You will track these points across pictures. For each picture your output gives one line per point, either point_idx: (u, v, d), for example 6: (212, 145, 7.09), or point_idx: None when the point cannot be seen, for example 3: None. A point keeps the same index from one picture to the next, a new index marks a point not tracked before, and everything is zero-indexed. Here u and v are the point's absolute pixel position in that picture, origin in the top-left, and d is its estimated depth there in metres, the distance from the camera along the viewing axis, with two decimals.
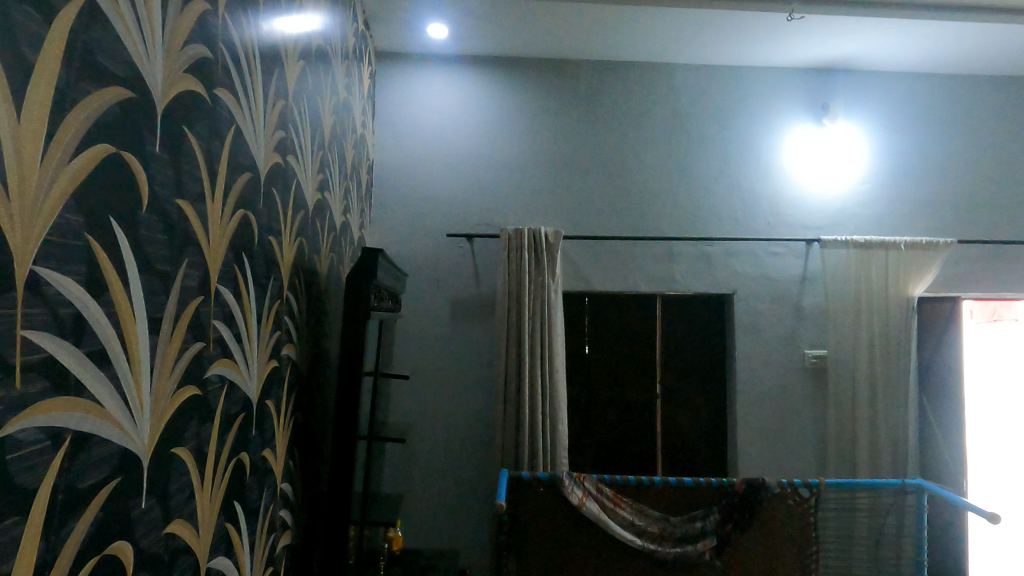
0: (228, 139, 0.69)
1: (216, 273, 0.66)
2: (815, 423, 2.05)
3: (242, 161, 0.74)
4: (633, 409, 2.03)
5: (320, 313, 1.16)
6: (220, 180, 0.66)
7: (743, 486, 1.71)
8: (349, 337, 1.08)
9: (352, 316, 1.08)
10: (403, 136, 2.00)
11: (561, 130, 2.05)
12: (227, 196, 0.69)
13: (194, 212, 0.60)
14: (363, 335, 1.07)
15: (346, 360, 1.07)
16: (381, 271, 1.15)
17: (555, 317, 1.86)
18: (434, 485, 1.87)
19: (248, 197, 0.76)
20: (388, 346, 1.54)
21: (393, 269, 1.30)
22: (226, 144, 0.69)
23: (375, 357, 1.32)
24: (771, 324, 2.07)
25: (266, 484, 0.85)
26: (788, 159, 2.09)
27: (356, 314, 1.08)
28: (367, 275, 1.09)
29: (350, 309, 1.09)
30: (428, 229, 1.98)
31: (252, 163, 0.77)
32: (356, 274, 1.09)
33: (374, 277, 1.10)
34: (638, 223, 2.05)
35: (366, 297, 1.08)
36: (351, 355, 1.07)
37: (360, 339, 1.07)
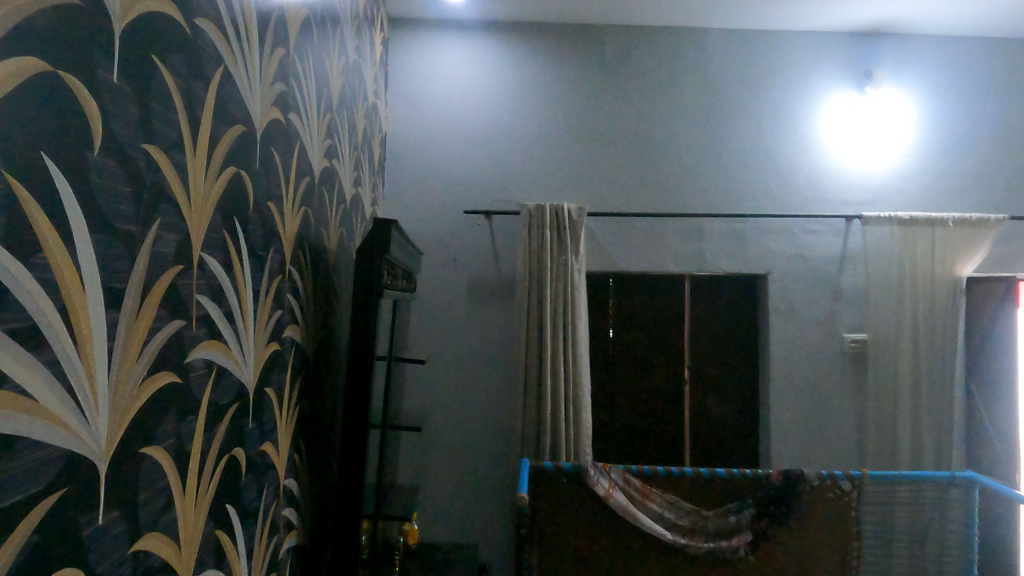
0: (212, 82, 0.59)
1: (197, 240, 0.57)
2: (853, 411, 1.94)
3: (229, 110, 0.64)
4: (660, 396, 1.94)
5: (329, 292, 1.06)
6: (200, 129, 0.57)
7: (780, 478, 1.59)
8: (358, 317, 0.97)
9: (363, 296, 0.97)
10: (418, 108, 1.89)
11: (585, 100, 1.93)
12: (211, 150, 0.60)
13: (166, 162, 0.51)
14: (375, 317, 0.97)
15: (356, 341, 0.97)
16: (395, 247, 1.04)
17: (579, 297, 1.76)
18: (453, 474, 1.78)
19: (239, 151, 0.67)
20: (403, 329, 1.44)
21: (406, 245, 1.19)
22: (210, 86, 0.59)
23: (387, 340, 1.22)
24: (807, 306, 1.95)
25: (267, 482, 0.76)
26: (827, 131, 1.96)
27: (365, 292, 0.97)
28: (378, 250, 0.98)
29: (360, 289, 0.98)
30: (444, 206, 1.88)
31: (243, 113, 0.68)
32: (364, 248, 0.98)
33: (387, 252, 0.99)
34: (667, 199, 1.93)
35: (379, 272, 0.97)
36: (362, 337, 0.97)
37: (371, 322, 0.97)
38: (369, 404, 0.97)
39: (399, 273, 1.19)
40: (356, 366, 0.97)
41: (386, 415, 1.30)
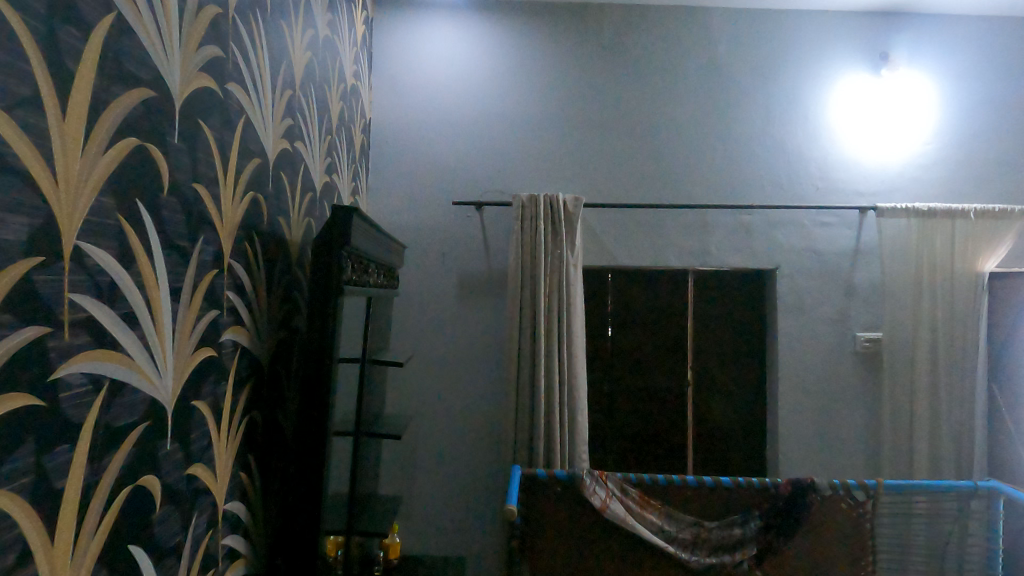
0: (92, 30, 0.49)
1: (69, 225, 0.46)
2: (866, 415, 1.83)
3: (125, 69, 0.53)
4: (661, 398, 1.84)
5: (289, 289, 0.95)
6: (71, 87, 0.46)
7: (788, 489, 1.50)
8: (316, 315, 0.86)
9: (322, 293, 0.86)
10: (404, 92, 1.78)
11: (581, 85, 1.82)
12: (95, 114, 0.49)
13: (7, 122, 0.40)
14: (335, 316, 0.86)
15: (314, 342, 0.86)
16: (360, 237, 0.93)
17: (575, 294, 1.65)
18: (441, 482, 1.68)
19: (142, 120, 0.55)
20: (382, 329, 1.34)
21: (377, 235, 1.08)
22: (90, 37, 0.48)
23: (358, 340, 1.11)
24: (818, 304, 1.84)
25: (198, 512, 0.65)
26: (839, 117, 1.85)
27: (324, 288, 0.86)
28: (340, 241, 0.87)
29: (319, 285, 0.87)
30: (433, 197, 1.77)
31: (149, 75, 0.56)
32: (322, 238, 0.87)
33: (349, 243, 0.88)
34: (668, 190, 1.82)
35: (339, 265, 0.86)
36: (320, 338, 0.86)
37: (331, 321, 0.86)
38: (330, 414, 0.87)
39: (370, 267, 1.08)
40: (315, 372, 0.86)
41: (360, 422, 1.20)
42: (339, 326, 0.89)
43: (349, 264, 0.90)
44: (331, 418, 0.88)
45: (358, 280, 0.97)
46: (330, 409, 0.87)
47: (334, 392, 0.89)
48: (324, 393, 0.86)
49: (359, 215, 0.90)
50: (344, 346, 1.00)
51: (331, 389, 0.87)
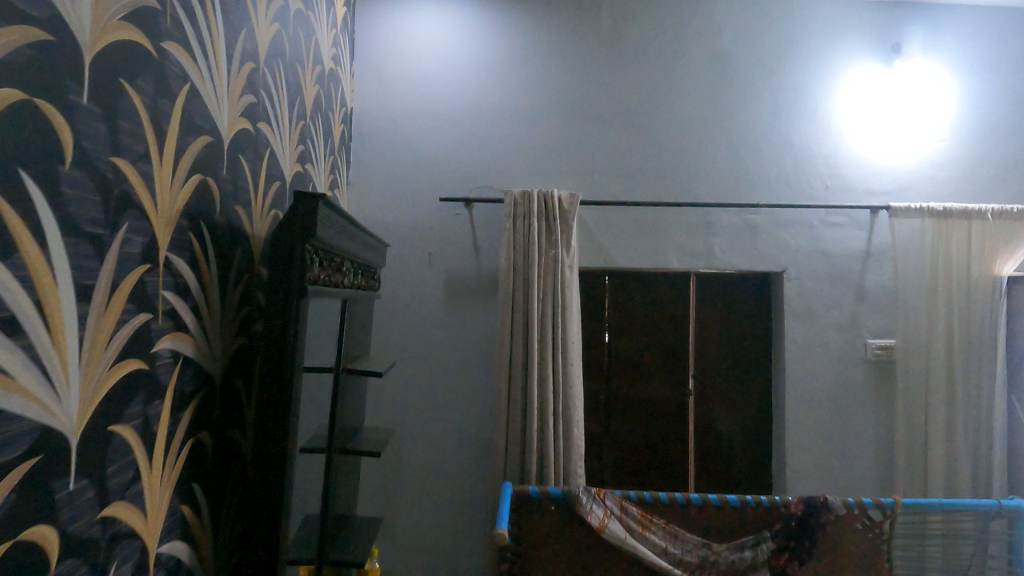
0: None
1: None
2: (877, 427, 1.73)
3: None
4: (662, 409, 1.73)
5: (247, 288, 0.83)
6: None
7: (800, 508, 1.40)
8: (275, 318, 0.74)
9: (282, 293, 0.74)
10: (388, 80, 1.67)
11: (578, 75, 1.71)
12: None
13: None
14: (297, 319, 0.74)
15: (272, 348, 0.74)
16: (328, 229, 0.81)
17: (571, 297, 1.54)
18: (425, 499, 1.56)
19: (33, 70, 0.42)
20: (359, 335, 1.22)
21: (352, 230, 0.97)
22: None
23: (329, 348, 0.99)
24: (828, 309, 1.73)
25: (118, 563, 0.53)
26: (849, 111, 1.75)
27: (285, 288, 0.74)
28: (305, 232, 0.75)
29: (280, 284, 0.75)
30: (418, 193, 1.65)
31: (43, 10, 0.43)
32: (282, 229, 0.76)
33: (316, 235, 0.76)
34: (670, 187, 1.71)
35: (302, 260, 0.74)
36: (280, 345, 0.74)
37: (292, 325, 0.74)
38: (291, 433, 0.75)
39: (343, 266, 0.96)
40: (273, 384, 0.74)
41: (332, 439, 1.08)
42: (304, 330, 0.77)
43: (316, 260, 0.79)
44: (294, 437, 0.76)
45: (327, 280, 0.85)
46: (291, 426, 0.75)
47: (297, 408, 0.77)
48: (284, 408, 0.74)
49: (326, 204, 0.78)
50: (311, 355, 0.88)
51: (292, 404, 0.75)
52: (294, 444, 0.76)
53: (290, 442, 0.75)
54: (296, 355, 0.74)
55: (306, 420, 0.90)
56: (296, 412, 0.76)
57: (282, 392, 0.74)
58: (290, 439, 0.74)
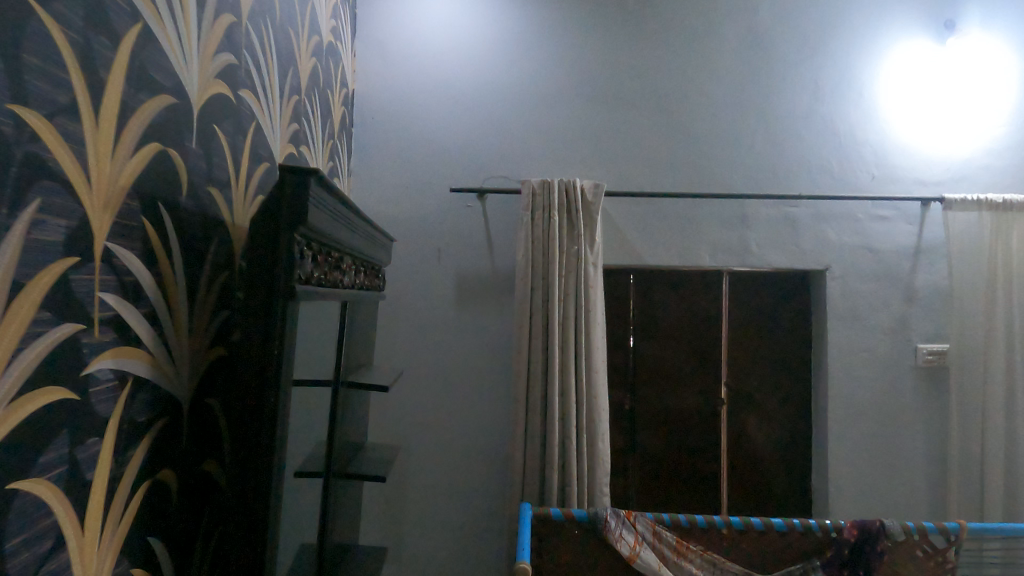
0: None
1: None
2: (928, 440, 1.58)
3: None
4: (692, 420, 1.58)
5: (221, 284, 0.68)
6: None
7: (854, 533, 1.25)
8: (254, 329, 0.58)
9: (264, 292, 0.58)
10: (393, 60, 1.52)
11: (601, 55, 1.56)
12: None
13: None
14: (283, 331, 0.58)
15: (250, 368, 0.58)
16: (323, 211, 0.64)
17: (595, 297, 1.39)
18: (435, 520, 1.42)
19: None
20: (360, 341, 1.07)
21: (352, 219, 0.81)
22: None
23: (325, 358, 0.85)
24: (874, 311, 1.58)
25: None
26: (897, 93, 1.60)
27: (267, 287, 0.58)
28: (294, 214, 0.58)
29: (262, 280, 0.58)
30: (426, 183, 1.51)
31: None
32: (263, 214, 0.59)
33: (308, 218, 0.59)
34: (702, 177, 1.56)
35: (291, 256, 0.58)
36: (261, 364, 0.58)
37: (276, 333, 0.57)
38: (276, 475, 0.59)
39: (341, 262, 0.81)
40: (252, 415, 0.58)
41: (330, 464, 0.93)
42: (292, 339, 0.60)
43: (307, 254, 0.62)
44: (279, 480, 0.60)
45: (320, 278, 0.69)
46: (276, 467, 0.59)
47: (284, 442, 0.61)
48: (267, 445, 0.58)
49: (321, 184, 0.61)
50: (302, 369, 0.73)
51: (277, 440, 0.58)
52: (279, 489, 0.60)
53: (275, 487, 0.59)
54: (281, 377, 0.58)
55: (297, 448, 0.75)
56: (282, 448, 0.61)
57: (263, 425, 0.58)
58: (274, 484, 0.59)
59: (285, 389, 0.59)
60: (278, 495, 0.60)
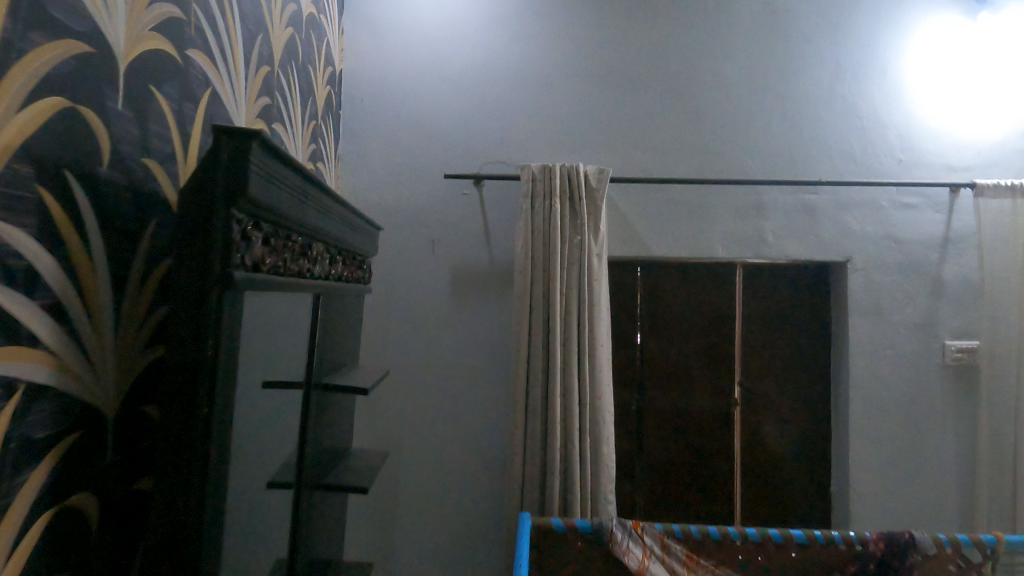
0: None
1: None
2: (956, 444, 1.48)
3: None
4: (703, 422, 1.48)
5: (158, 268, 0.57)
6: None
7: (881, 547, 1.16)
8: (183, 327, 0.47)
9: (195, 278, 0.47)
10: (385, 38, 1.42)
11: (606, 32, 1.46)
12: None
13: None
14: (220, 325, 0.47)
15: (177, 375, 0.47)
16: (276, 180, 0.53)
17: (599, 292, 1.30)
18: (428, 529, 1.33)
19: None
20: (340, 339, 0.98)
21: (323, 199, 0.72)
22: None
23: (293, 357, 0.76)
24: (899, 305, 1.48)
25: None
26: (925, 72, 1.49)
27: (198, 272, 0.47)
28: (232, 180, 0.46)
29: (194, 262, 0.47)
30: (419, 168, 1.41)
31: None
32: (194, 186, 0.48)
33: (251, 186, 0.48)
34: (715, 162, 1.46)
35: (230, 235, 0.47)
36: (189, 370, 0.47)
37: (209, 330, 0.46)
38: (213, 503, 0.48)
39: (309, 249, 0.71)
40: (179, 432, 0.47)
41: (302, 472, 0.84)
42: (233, 334, 0.49)
43: (254, 235, 0.52)
44: (217, 510, 0.49)
45: (277, 266, 0.58)
46: (213, 494, 0.48)
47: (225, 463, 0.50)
48: (199, 467, 0.47)
49: (269, 150, 0.50)
50: (261, 371, 0.63)
51: (212, 460, 0.48)
52: (218, 520, 0.50)
53: (211, 518, 0.48)
54: (216, 384, 0.47)
55: (257, 460, 0.65)
56: (222, 471, 0.50)
57: (193, 443, 0.47)
58: (209, 514, 0.48)
59: (224, 399, 0.48)
60: (217, 528, 0.49)
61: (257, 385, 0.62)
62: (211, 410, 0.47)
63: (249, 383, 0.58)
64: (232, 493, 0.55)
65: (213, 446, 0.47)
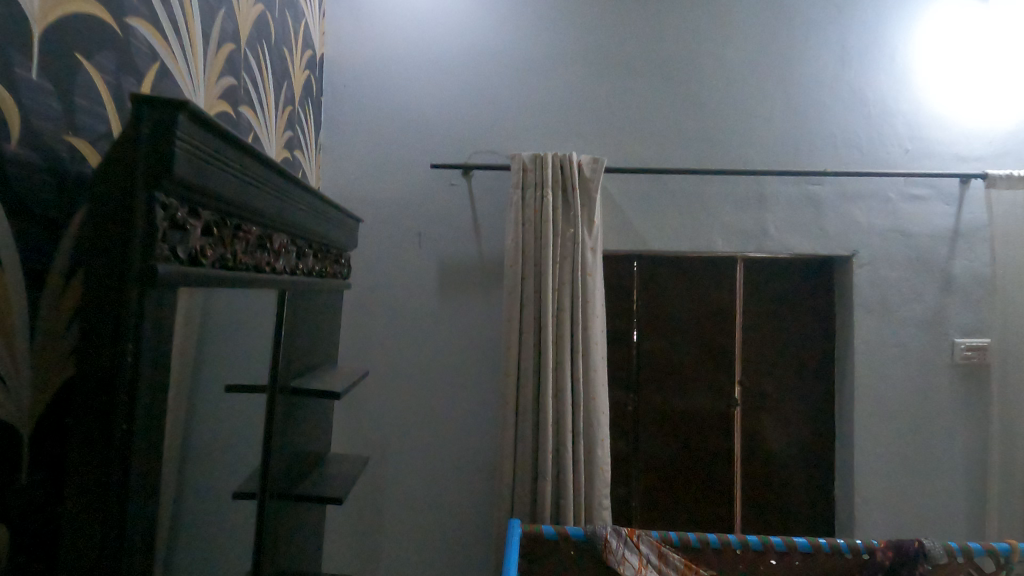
0: None
1: None
2: (965, 447, 1.41)
3: None
4: (701, 424, 1.42)
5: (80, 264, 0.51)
6: None
7: (889, 556, 1.10)
8: (100, 329, 0.41)
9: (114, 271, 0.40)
10: (369, 21, 1.36)
11: (601, 15, 1.40)
12: None
13: None
14: (143, 325, 0.41)
15: (94, 388, 0.41)
16: (215, 163, 0.47)
17: (594, 288, 1.23)
18: (414, 536, 1.27)
19: None
20: (308, 337, 0.92)
21: (284, 189, 0.66)
22: None
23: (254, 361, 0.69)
24: (907, 302, 1.41)
25: None
26: (934, 58, 1.43)
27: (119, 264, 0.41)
28: (157, 160, 0.41)
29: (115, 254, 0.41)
30: (405, 158, 1.34)
31: None
32: (115, 167, 0.42)
33: (181, 166, 0.42)
34: (715, 152, 1.39)
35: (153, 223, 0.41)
36: (105, 377, 0.40)
37: (128, 329, 0.40)
38: (135, 531, 0.41)
39: (268, 239, 0.64)
40: (95, 455, 0.41)
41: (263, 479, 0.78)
42: (159, 335, 0.42)
43: (188, 221, 0.45)
44: (143, 542, 0.43)
45: (224, 258, 0.52)
46: (136, 519, 0.41)
47: (152, 488, 0.44)
48: (117, 488, 0.40)
49: (201, 121, 0.44)
50: (208, 375, 0.57)
51: (133, 481, 0.41)
52: (145, 549, 0.43)
53: (134, 550, 0.41)
54: (137, 399, 0.41)
55: (206, 473, 0.59)
56: (150, 493, 0.43)
57: (112, 468, 0.41)
58: (131, 544, 0.41)
59: (148, 409, 0.42)
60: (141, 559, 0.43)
61: (201, 390, 0.56)
62: (132, 430, 0.40)
63: (189, 389, 0.52)
64: (169, 517, 0.49)
65: (136, 472, 0.41)
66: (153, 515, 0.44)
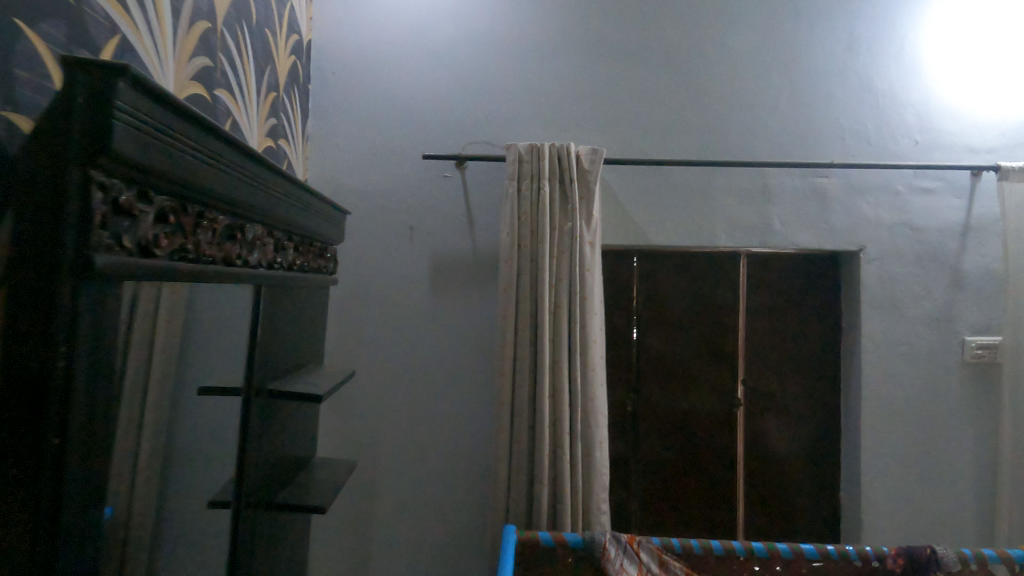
0: None
1: None
2: (976, 449, 1.37)
3: None
4: (703, 424, 1.37)
5: None
6: None
7: (899, 564, 1.05)
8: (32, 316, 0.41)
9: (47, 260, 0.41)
10: (359, 6, 1.30)
11: (601, 1, 1.34)
12: None
13: None
14: (75, 313, 0.41)
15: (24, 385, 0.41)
16: (160, 145, 0.48)
17: (592, 284, 1.18)
18: (405, 542, 1.22)
19: None
20: (280, 339, 0.88)
21: (253, 181, 0.66)
22: None
23: (207, 363, 0.65)
24: (916, 299, 1.37)
25: None
26: (945, 46, 1.38)
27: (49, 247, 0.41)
28: (90, 141, 0.42)
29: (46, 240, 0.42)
30: (396, 149, 1.29)
31: None
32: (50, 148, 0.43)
33: (115, 145, 0.43)
34: (718, 143, 1.34)
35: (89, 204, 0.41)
36: (35, 374, 0.41)
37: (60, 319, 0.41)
38: (71, 527, 0.42)
39: (234, 232, 0.64)
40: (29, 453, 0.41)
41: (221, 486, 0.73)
42: (96, 331, 0.43)
43: (136, 206, 0.46)
44: (73, 546, 0.42)
45: (184, 248, 0.53)
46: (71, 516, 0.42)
47: (89, 484, 0.44)
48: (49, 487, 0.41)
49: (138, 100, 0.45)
50: (160, 373, 0.54)
51: (68, 477, 0.42)
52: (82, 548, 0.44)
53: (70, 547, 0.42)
54: (73, 392, 0.42)
55: (156, 481, 0.55)
56: (89, 490, 0.44)
57: (45, 466, 0.41)
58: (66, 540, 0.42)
59: (84, 405, 0.43)
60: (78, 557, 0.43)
61: (141, 391, 0.51)
62: (66, 423, 0.41)
63: (127, 392, 0.49)
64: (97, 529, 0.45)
65: (71, 467, 0.42)
66: (94, 511, 0.45)
